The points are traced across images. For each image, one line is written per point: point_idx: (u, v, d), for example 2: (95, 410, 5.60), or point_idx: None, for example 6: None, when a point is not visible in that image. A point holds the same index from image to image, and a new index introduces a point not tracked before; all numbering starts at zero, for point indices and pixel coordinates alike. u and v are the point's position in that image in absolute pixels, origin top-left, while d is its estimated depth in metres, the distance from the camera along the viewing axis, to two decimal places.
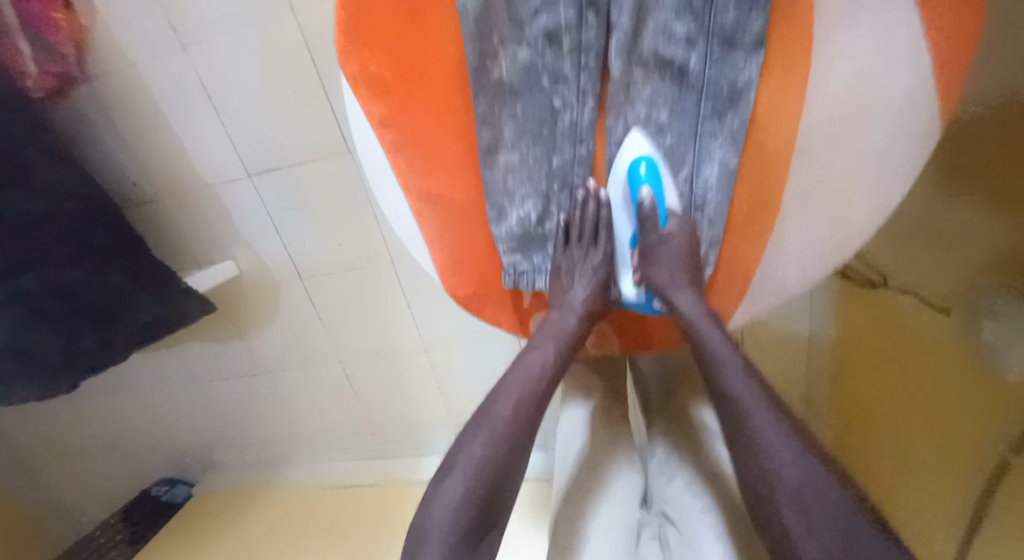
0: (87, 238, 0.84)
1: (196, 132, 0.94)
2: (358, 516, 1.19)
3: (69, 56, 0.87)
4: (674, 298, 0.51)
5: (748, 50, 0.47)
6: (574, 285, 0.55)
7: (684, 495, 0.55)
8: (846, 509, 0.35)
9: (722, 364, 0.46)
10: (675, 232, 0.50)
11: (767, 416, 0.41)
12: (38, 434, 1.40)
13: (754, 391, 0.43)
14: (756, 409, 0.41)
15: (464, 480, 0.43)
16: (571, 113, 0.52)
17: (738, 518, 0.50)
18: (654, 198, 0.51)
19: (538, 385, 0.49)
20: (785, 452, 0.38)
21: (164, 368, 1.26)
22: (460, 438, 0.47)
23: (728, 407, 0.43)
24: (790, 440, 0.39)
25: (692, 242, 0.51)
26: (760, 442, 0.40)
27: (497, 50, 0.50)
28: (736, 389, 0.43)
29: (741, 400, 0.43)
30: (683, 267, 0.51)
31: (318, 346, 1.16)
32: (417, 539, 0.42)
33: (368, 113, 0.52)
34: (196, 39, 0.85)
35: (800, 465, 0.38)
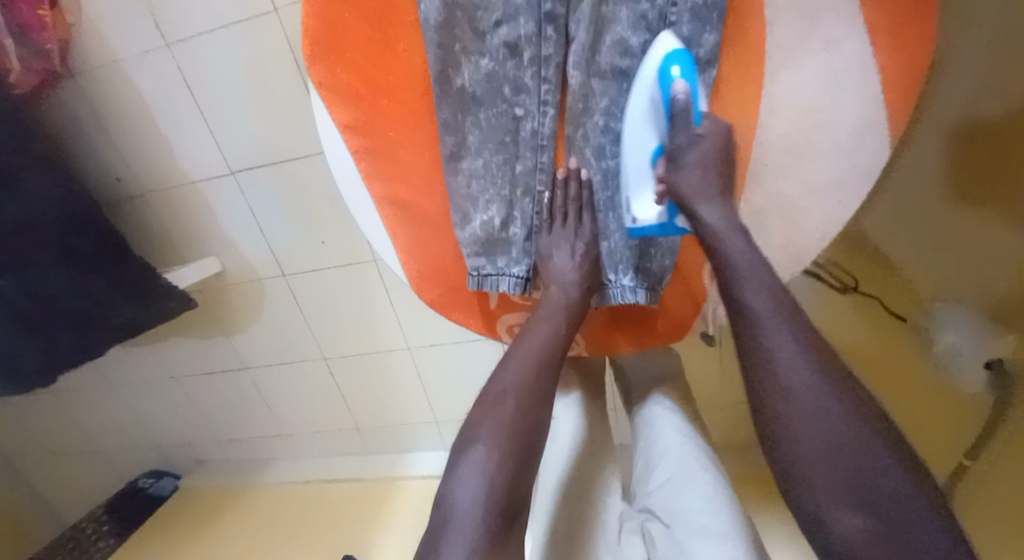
0: (69, 244, 0.84)
1: (179, 129, 0.95)
2: (341, 512, 1.20)
3: (53, 55, 0.87)
4: (699, 207, 0.45)
5: (704, 64, 0.48)
6: (566, 264, 0.55)
7: (668, 489, 0.55)
8: (878, 461, 0.32)
9: (760, 316, 0.38)
10: (709, 132, 0.46)
11: (805, 355, 0.36)
12: (20, 427, 1.40)
13: (785, 341, 0.37)
14: (787, 363, 0.36)
15: (490, 451, 0.43)
16: (532, 121, 0.53)
17: (719, 514, 0.50)
18: (690, 95, 0.46)
19: (549, 349, 0.50)
20: (816, 408, 0.34)
21: (147, 364, 1.27)
22: (478, 409, 0.47)
23: (767, 367, 0.37)
24: (819, 387, 0.34)
25: (725, 148, 0.46)
26: (788, 393, 0.35)
27: (460, 59, 0.52)
28: (766, 319, 0.38)
29: (763, 355, 0.37)
30: (713, 171, 0.45)
31: (302, 344, 1.17)
32: (446, 516, 0.41)
33: (335, 118, 0.54)
34: (180, 38, 0.86)
35: (827, 422, 0.33)
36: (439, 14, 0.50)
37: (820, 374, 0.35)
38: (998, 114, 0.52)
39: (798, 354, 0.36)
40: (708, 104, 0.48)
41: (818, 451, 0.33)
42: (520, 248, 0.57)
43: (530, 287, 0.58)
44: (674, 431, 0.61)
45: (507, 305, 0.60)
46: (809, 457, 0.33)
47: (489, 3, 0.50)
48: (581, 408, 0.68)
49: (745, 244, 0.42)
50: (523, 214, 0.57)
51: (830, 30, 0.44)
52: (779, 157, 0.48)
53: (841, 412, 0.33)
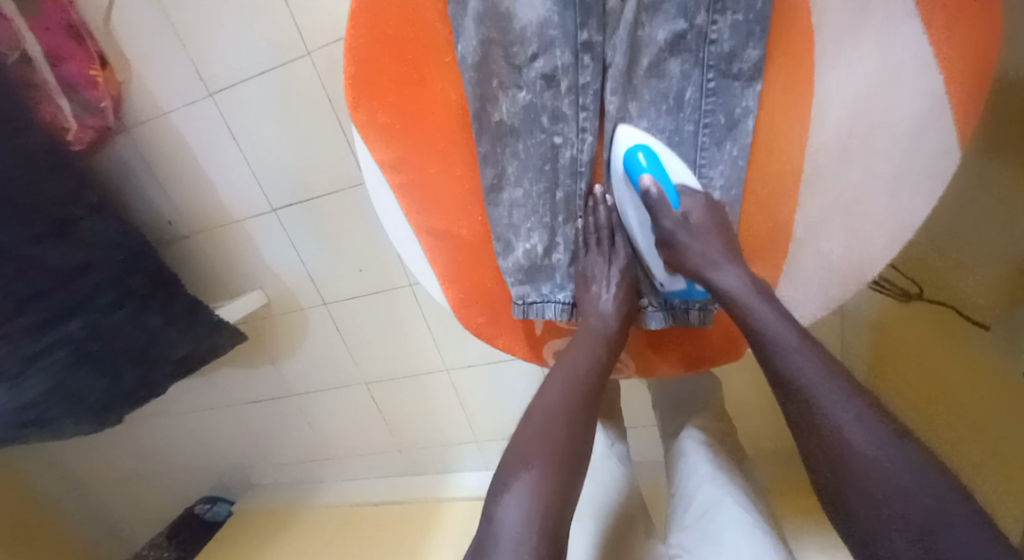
0: (126, 283, 0.88)
1: (223, 171, 0.99)
2: (388, 535, 1.20)
3: (106, 111, 0.93)
4: (714, 276, 0.47)
5: (746, 80, 0.47)
6: (604, 291, 0.54)
7: (697, 521, 0.57)
8: (937, 492, 0.32)
9: (782, 343, 0.41)
10: (692, 210, 0.48)
11: (837, 389, 0.38)
12: (88, 458, 1.47)
13: (816, 357, 0.40)
14: (828, 399, 0.38)
15: (542, 473, 0.43)
16: (571, 149, 0.53)
17: (746, 541, 0.52)
18: (659, 185, 0.49)
19: (596, 371, 0.50)
20: (847, 412, 0.37)
21: (202, 394, 1.31)
22: (522, 434, 0.46)
23: (813, 414, 0.38)
24: (860, 413, 0.37)
25: (715, 217, 0.48)
26: (832, 419, 0.37)
27: (497, 94, 0.52)
28: (789, 341, 0.41)
29: (805, 376, 0.39)
30: (715, 240, 0.47)
31: (346, 370, 1.19)
32: (490, 535, 0.40)
33: (377, 157, 0.55)
34: (221, 85, 0.89)
35: (872, 437, 0.36)
36: (476, 53, 0.50)
37: (856, 405, 0.37)
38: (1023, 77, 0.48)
39: (815, 367, 0.40)
40: (690, 169, 0.50)
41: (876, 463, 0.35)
42: (563, 273, 0.57)
43: (575, 313, 0.57)
44: (710, 457, 0.64)
45: (554, 331, 0.60)
46: (858, 476, 0.35)
47: (525, 37, 0.50)
48: (611, 440, 0.72)
49: (763, 305, 0.44)
50: (563, 240, 0.56)
51: (884, 31, 0.42)
52: (831, 170, 0.46)
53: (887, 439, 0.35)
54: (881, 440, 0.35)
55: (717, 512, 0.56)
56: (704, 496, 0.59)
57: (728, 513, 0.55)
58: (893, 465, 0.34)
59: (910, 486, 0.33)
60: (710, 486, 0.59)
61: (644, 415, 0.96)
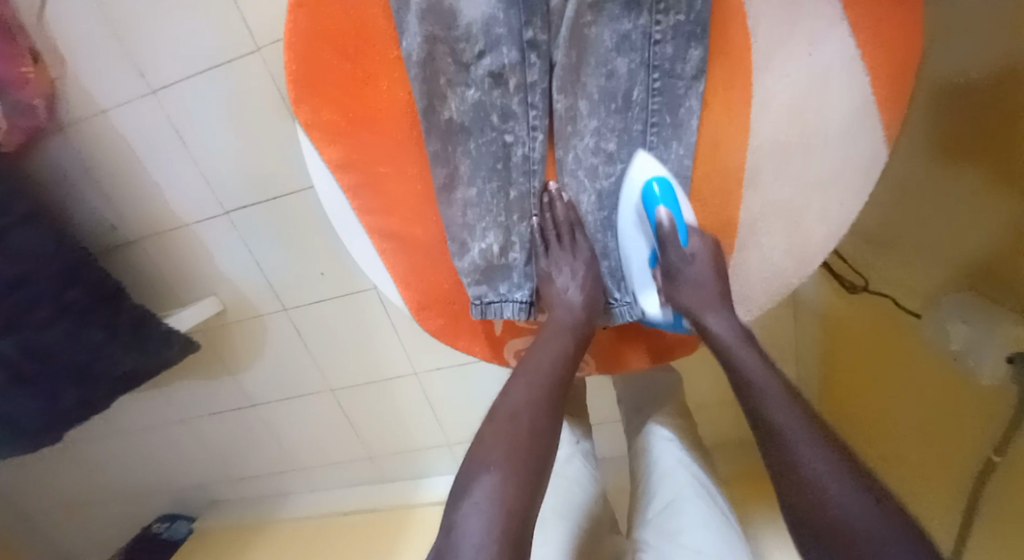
0: (64, 296, 0.83)
1: (169, 173, 0.95)
2: (358, 544, 1.17)
3: (38, 111, 0.88)
4: (703, 317, 0.48)
5: (689, 80, 0.48)
6: (568, 286, 0.54)
7: (661, 517, 0.58)
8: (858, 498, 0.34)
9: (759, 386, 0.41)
10: (699, 251, 0.49)
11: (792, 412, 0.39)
12: (31, 480, 1.38)
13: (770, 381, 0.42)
14: (769, 397, 0.41)
15: (503, 477, 0.42)
16: (523, 147, 0.53)
17: (710, 539, 0.53)
18: (672, 215, 0.49)
19: (563, 360, 0.50)
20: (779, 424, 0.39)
21: (156, 407, 1.26)
22: (483, 435, 0.46)
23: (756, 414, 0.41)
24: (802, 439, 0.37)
25: (716, 253, 0.50)
26: (767, 415, 0.40)
27: (445, 91, 0.52)
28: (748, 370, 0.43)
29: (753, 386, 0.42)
30: (714, 287, 0.48)
31: (309, 377, 1.16)
32: (451, 542, 0.39)
33: (325, 158, 0.54)
34: (164, 84, 0.86)
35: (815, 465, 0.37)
36: (422, 49, 0.50)
37: (791, 405, 0.40)
38: (967, 74, 0.51)
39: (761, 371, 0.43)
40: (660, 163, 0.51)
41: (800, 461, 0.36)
42: (521, 273, 0.56)
43: (534, 310, 0.57)
44: (675, 451, 0.65)
45: (514, 330, 0.60)
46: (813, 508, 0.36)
47: (471, 35, 0.50)
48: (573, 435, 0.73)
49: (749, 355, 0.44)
50: (520, 240, 0.56)
51: (814, 31, 0.44)
52: (773, 166, 0.47)
53: (817, 440, 0.37)
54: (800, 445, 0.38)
55: (679, 508, 0.57)
56: (667, 492, 0.60)
57: (690, 508, 0.57)
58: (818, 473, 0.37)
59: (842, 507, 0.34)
60: (672, 481, 0.61)
61: (608, 412, 0.97)
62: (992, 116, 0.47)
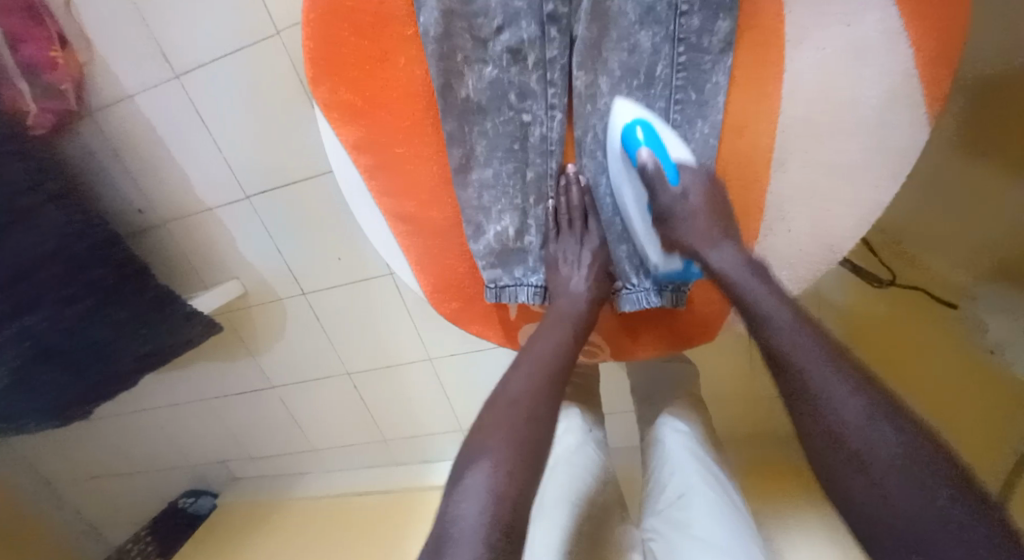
0: (91, 275, 0.85)
1: (191, 156, 0.96)
2: (371, 525, 1.19)
3: (67, 94, 0.90)
4: (708, 254, 0.46)
5: (716, 54, 0.46)
6: (574, 274, 0.54)
7: (672, 510, 0.57)
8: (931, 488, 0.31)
9: (805, 360, 0.38)
10: (690, 187, 0.47)
11: (841, 386, 0.36)
12: (62, 453, 1.43)
13: (818, 355, 0.38)
14: (838, 397, 0.36)
15: (497, 462, 0.41)
16: (540, 126, 0.52)
17: (723, 533, 0.52)
18: (658, 159, 0.47)
19: (563, 351, 0.49)
20: (835, 390, 0.36)
21: (180, 386, 1.29)
22: (480, 425, 0.45)
23: (825, 417, 0.36)
24: (857, 410, 0.35)
25: (710, 192, 0.47)
26: (841, 420, 0.35)
27: (462, 68, 0.51)
28: (789, 344, 0.39)
29: (798, 357, 0.38)
30: (712, 221, 0.46)
31: (326, 360, 1.17)
32: (446, 530, 0.38)
33: (340, 137, 0.54)
34: (186, 67, 0.87)
35: (883, 447, 0.33)
36: (439, 25, 0.49)
37: (863, 405, 0.35)
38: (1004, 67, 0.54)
39: (825, 363, 0.37)
40: (684, 147, 0.48)
41: (884, 468, 0.33)
42: (536, 256, 0.56)
43: (548, 296, 0.56)
44: (687, 442, 0.64)
45: (528, 316, 0.59)
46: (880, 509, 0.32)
47: (489, 10, 0.50)
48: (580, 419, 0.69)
49: (765, 289, 0.43)
50: (536, 221, 0.55)
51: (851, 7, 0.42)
52: (801, 149, 0.45)
53: (901, 442, 0.33)
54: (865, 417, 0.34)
55: (692, 501, 0.56)
56: (679, 484, 0.58)
57: (703, 501, 0.55)
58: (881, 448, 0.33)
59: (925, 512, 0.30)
60: (683, 474, 0.59)
61: (624, 401, 0.96)
62: (1010, 113, 0.55)
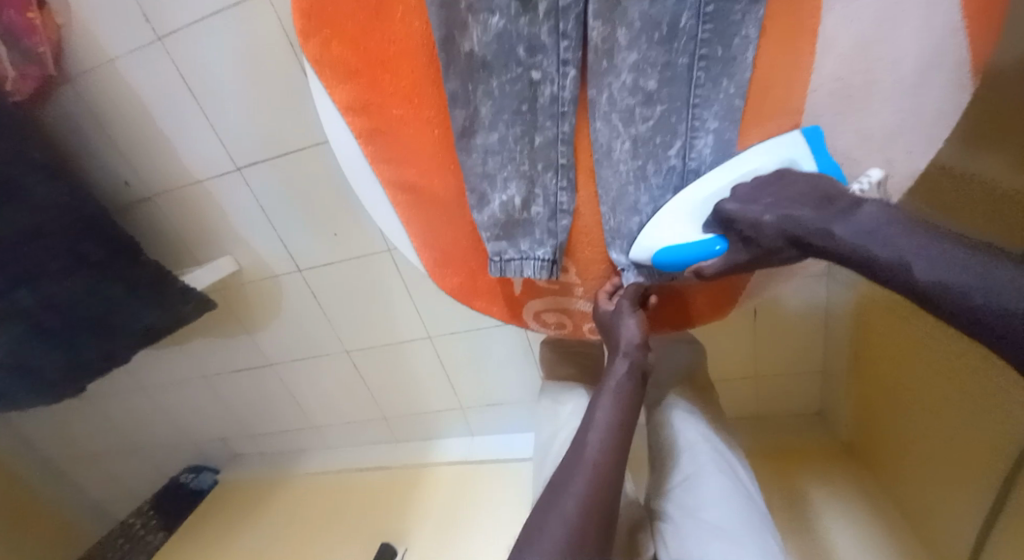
0: (79, 249, 0.82)
1: (179, 125, 0.91)
2: (373, 502, 1.18)
3: (46, 58, 0.85)
4: (730, 210, 0.44)
5: (748, 2, 0.41)
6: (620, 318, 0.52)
7: (685, 492, 0.55)
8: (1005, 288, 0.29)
9: (849, 237, 0.37)
10: (738, 201, 0.44)
11: (895, 236, 0.35)
12: (60, 432, 1.42)
13: (860, 226, 0.37)
14: (899, 246, 0.34)
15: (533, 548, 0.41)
16: (551, 85, 0.48)
17: (740, 516, 0.51)
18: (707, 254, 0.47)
19: (626, 394, 0.50)
20: (892, 247, 0.35)
21: (176, 364, 1.26)
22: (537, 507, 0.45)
23: (898, 278, 0.34)
24: (916, 251, 0.34)
25: (761, 186, 0.44)
26: (906, 268, 0.33)
27: (466, 19, 0.46)
28: (832, 229, 0.38)
29: (835, 234, 0.38)
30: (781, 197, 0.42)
31: (324, 338, 1.14)
32: None
33: (335, 99, 0.51)
34: (171, 30, 0.82)
35: (947, 273, 0.31)
36: None
37: (932, 246, 0.33)
38: None
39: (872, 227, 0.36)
40: (707, 109, 0.45)
41: (977, 289, 0.30)
42: (544, 228, 0.52)
43: (556, 268, 0.54)
44: (698, 424, 0.62)
45: (533, 292, 0.58)
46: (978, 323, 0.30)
47: None
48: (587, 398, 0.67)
49: (790, 209, 0.41)
50: (544, 193, 0.52)
51: None
52: (835, 110, 0.43)
53: (976, 266, 0.31)
54: (923, 254, 0.33)
55: (706, 483, 0.54)
56: (692, 467, 0.57)
57: (718, 484, 0.54)
58: (950, 277, 0.31)
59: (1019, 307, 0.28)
60: (696, 458, 0.57)
61: None
62: None
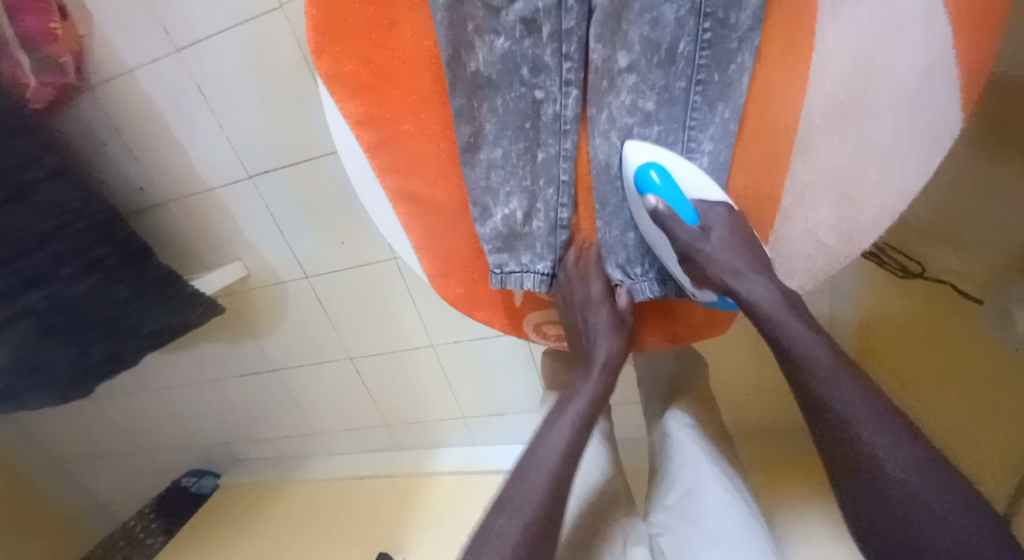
0: (93, 253, 0.85)
1: (193, 135, 0.94)
2: (373, 508, 1.18)
3: (67, 67, 0.88)
4: (698, 249, 0.46)
5: (744, 31, 0.44)
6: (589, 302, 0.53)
7: (683, 506, 0.55)
8: (926, 475, 0.34)
9: (820, 366, 0.40)
10: (712, 226, 0.46)
11: (850, 382, 0.39)
12: (67, 431, 1.44)
13: (829, 358, 0.40)
14: (867, 425, 0.37)
15: (517, 522, 0.41)
16: (553, 104, 0.49)
17: (738, 530, 0.50)
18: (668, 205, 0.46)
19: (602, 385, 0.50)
20: (844, 387, 0.38)
21: (183, 367, 1.28)
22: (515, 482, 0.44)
23: (829, 413, 0.39)
24: (864, 402, 0.38)
25: (733, 223, 0.46)
26: (842, 410, 0.38)
27: (473, 40, 0.49)
28: (804, 343, 0.41)
29: (801, 347, 0.41)
30: (738, 252, 0.45)
31: (328, 344, 1.16)
32: None
33: (344, 111, 0.52)
34: (189, 42, 0.84)
35: (889, 444, 0.36)
36: None
37: (899, 441, 0.36)
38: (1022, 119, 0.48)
39: (858, 400, 0.38)
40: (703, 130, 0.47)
41: (916, 502, 0.34)
42: (544, 242, 0.54)
43: (555, 283, 0.55)
44: (698, 437, 0.62)
45: (534, 302, 0.60)
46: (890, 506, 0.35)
47: None
48: None
49: (770, 295, 0.44)
50: (547, 207, 0.53)
51: None
52: (830, 128, 0.43)
53: (927, 481, 0.34)
54: (872, 415, 0.37)
55: (704, 497, 0.54)
56: (689, 481, 0.56)
57: (717, 498, 0.53)
58: (888, 449, 0.36)
59: (935, 504, 0.33)
60: (694, 470, 0.57)
61: (630, 393, 0.95)
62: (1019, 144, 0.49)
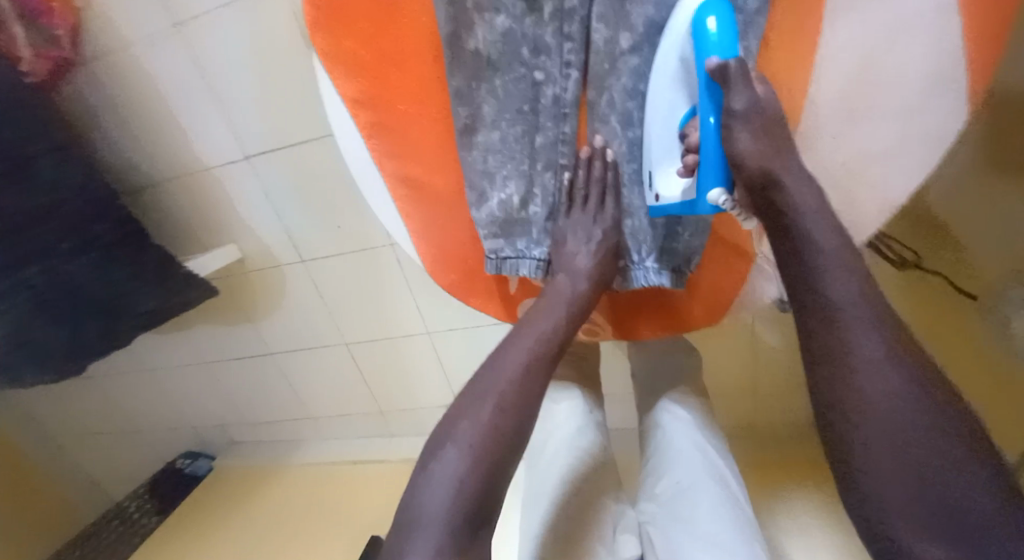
0: (91, 230, 0.84)
1: (191, 114, 0.92)
2: (366, 494, 1.19)
3: (63, 42, 0.88)
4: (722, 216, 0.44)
5: (751, 15, 0.42)
6: (580, 250, 0.51)
7: (674, 501, 0.54)
8: (946, 451, 0.29)
9: (847, 315, 0.34)
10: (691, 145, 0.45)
11: (878, 335, 0.33)
12: (61, 411, 1.43)
13: (859, 298, 0.34)
14: (877, 384, 0.32)
15: (464, 446, 0.39)
16: (554, 86, 0.49)
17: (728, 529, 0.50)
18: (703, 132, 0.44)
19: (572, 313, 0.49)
20: (869, 339, 0.33)
21: (178, 349, 1.27)
22: (462, 401, 0.43)
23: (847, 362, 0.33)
24: (891, 359, 0.32)
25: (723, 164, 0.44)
26: (859, 360, 0.33)
27: (472, 17, 0.47)
28: (835, 290, 0.35)
29: (829, 290, 0.35)
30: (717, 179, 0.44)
31: (324, 329, 1.15)
32: (413, 518, 0.37)
33: (341, 92, 0.52)
34: (188, 19, 0.83)
35: (905, 406, 0.31)
36: None
37: (922, 405, 0.31)
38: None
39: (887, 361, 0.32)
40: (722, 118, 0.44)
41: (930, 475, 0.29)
42: (541, 228, 0.54)
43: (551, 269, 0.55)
44: (694, 432, 0.61)
45: (528, 290, 0.58)
46: (898, 471, 0.30)
47: None
48: (582, 403, 0.67)
49: (823, 223, 0.37)
50: (544, 191, 0.53)
51: None
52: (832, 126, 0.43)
53: (943, 458, 0.29)
54: (891, 374, 0.32)
55: (697, 493, 0.53)
56: (682, 475, 0.56)
57: (710, 495, 0.53)
58: (901, 409, 0.31)
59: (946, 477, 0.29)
60: (688, 465, 0.57)
61: (625, 386, 0.95)
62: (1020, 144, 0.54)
